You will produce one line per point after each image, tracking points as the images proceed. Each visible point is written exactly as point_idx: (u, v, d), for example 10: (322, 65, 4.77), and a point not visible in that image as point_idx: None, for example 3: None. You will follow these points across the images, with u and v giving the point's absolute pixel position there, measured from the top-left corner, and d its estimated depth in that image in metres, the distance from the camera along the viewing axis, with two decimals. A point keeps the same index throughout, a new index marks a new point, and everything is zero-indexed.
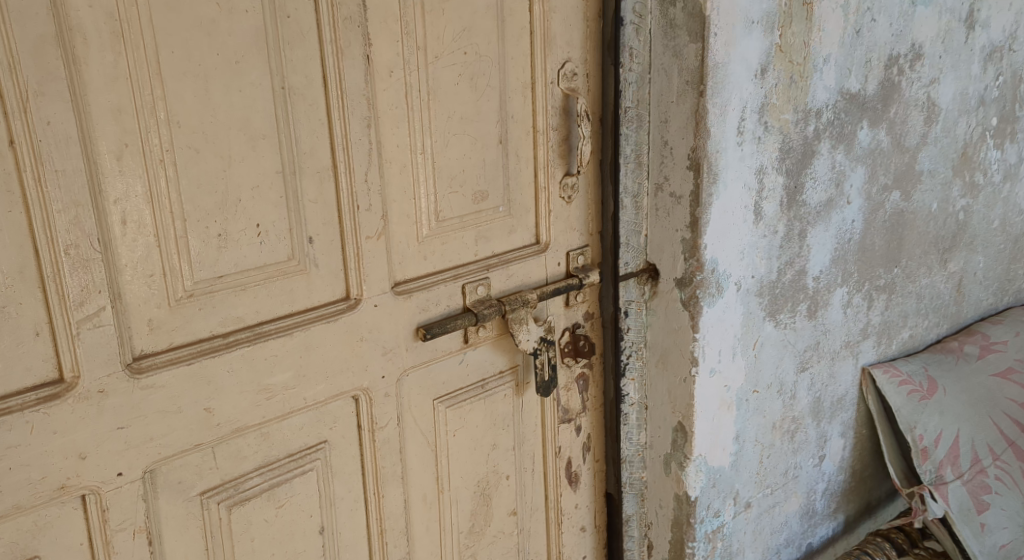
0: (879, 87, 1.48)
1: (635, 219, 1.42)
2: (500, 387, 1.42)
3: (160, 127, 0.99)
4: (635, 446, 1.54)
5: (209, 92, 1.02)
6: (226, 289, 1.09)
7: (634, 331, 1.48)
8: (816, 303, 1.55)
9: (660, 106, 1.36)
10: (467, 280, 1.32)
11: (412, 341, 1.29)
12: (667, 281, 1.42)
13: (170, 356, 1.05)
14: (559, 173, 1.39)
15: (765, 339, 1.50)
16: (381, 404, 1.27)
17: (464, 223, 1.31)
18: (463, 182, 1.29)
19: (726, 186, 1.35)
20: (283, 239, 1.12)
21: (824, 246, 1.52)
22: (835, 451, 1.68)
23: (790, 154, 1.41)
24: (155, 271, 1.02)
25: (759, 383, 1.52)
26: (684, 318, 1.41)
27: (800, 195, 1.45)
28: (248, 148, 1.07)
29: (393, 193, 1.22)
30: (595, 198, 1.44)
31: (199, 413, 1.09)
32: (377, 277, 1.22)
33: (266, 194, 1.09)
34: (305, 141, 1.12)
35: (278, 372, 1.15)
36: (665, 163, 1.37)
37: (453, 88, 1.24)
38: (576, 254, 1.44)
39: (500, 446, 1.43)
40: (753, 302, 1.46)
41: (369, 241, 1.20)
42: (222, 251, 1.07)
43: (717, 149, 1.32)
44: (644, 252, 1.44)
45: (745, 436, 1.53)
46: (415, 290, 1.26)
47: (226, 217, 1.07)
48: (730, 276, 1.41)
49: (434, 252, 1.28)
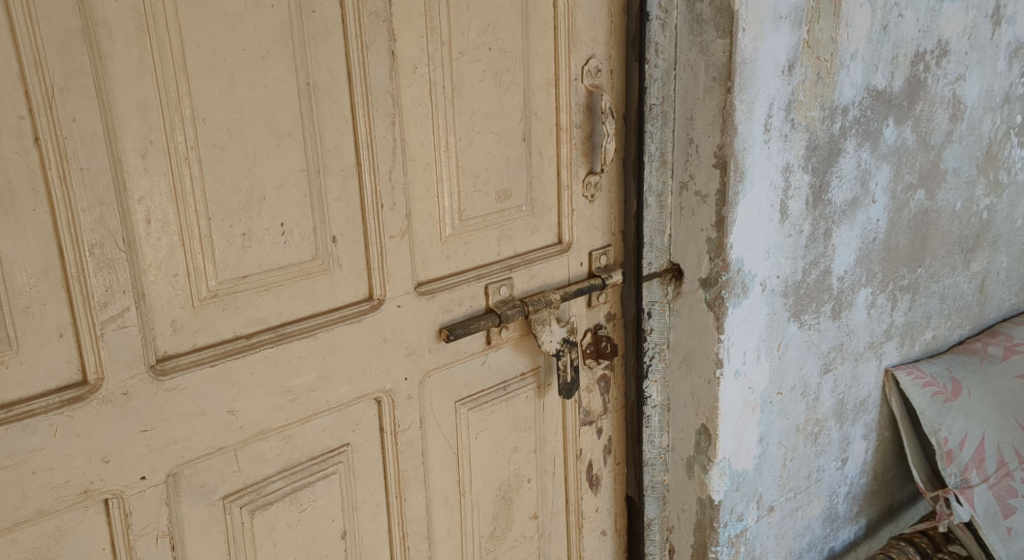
0: (905, 84, 1.47)
1: (659, 218, 1.40)
2: (522, 389, 1.40)
3: (186, 124, 0.97)
4: (657, 448, 1.52)
5: (234, 89, 1.00)
6: (249, 289, 1.07)
7: (656, 332, 1.46)
8: (840, 304, 1.53)
9: (685, 103, 1.34)
10: (490, 280, 1.30)
11: (435, 342, 1.27)
12: (690, 282, 1.40)
13: (194, 357, 1.03)
14: (582, 172, 1.37)
15: (790, 340, 1.48)
16: (403, 406, 1.25)
17: (487, 222, 1.29)
18: (486, 181, 1.27)
19: (752, 185, 1.33)
20: (307, 238, 1.10)
21: (849, 246, 1.50)
22: (858, 454, 1.66)
23: (816, 152, 1.40)
24: (179, 271, 1.00)
25: (783, 385, 1.49)
26: (708, 319, 1.39)
27: (825, 194, 1.43)
28: (273, 146, 1.05)
29: (416, 191, 1.20)
30: (618, 197, 1.42)
31: (222, 415, 1.07)
32: (401, 277, 1.21)
33: (290, 193, 1.08)
34: (330, 138, 1.10)
35: (301, 373, 1.13)
36: (690, 162, 1.35)
37: (477, 84, 1.22)
38: (599, 254, 1.42)
39: (521, 449, 1.41)
40: (778, 303, 1.44)
41: (392, 240, 1.18)
42: (246, 250, 1.05)
43: (744, 146, 1.30)
44: (668, 252, 1.42)
45: (769, 439, 1.50)
46: (437, 290, 1.25)
47: (251, 217, 1.05)
48: (755, 277, 1.39)
49: (457, 251, 1.26)
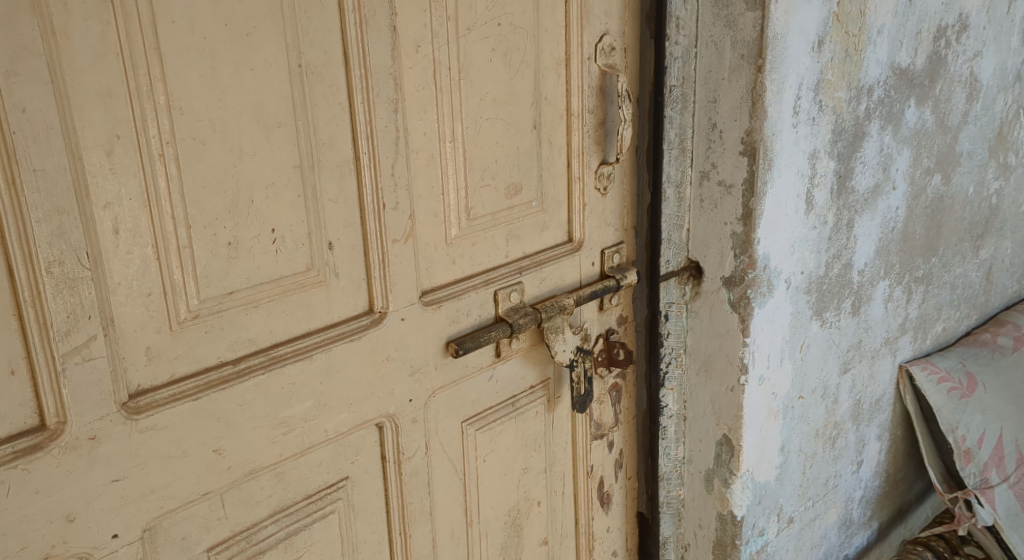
0: (927, 61, 1.39)
1: (677, 211, 1.29)
2: (531, 404, 1.26)
3: (159, 114, 0.81)
4: (672, 461, 1.40)
5: (216, 71, 0.84)
6: (236, 307, 0.91)
7: (673, 337, 1.34)
8: (860, 299, 1.45)
9: (707, 84, 1.22)
10: (499, 285, 1.16)
11: (441, 358, 1.12)
12: (712, 280, 1.29)
13: (174, 391, 0.87)
14: (595, 162, 1.24)
15: (812, 340, 1.38)
16: (408, 431, 1.10)
17: (495, 220, 1.15)
18: (495, 174, 1.13)
19: (781, 173, 1.23)
20: (301, 246, 0.95)
21: (869, 236, 1.42)
22: (872, 455, 1.58)
23: (842, 136, 1.30)
24: (155, 289, 0.84)
25: (805, 388, 1.40)
26: (732, 320, 1.28)
27: (849, 181, 1.34)
28: (262, 139, 0.89)
29: (420, 188, 1.05)
30: (630, 189, 1.29)
31: (207, 455, 0.91)
32: (404, 286, 1.06)
33: (282, 193, 0.92)
34: (325, 129, 0.94)
35: (297, 402, 0.98)
36: (713, 149, 1.24)
37: (486, 65, 1.08)
38: (611, 253, 1.29)
39: (532, 470, 1.28)
40: (802, 300, 1.34)
41: (395, 244, 1.03)
42: (232, 262, 0.89)
43: (774, 132, 1.19)
44: (686, 249, 1.31)
45: (790, 447, 1.41)
46: (444, 299, 1.10)
47: (238, 222, 0.89)
48: (781, 273, 1.29)
49: (463, 255, 1.12)
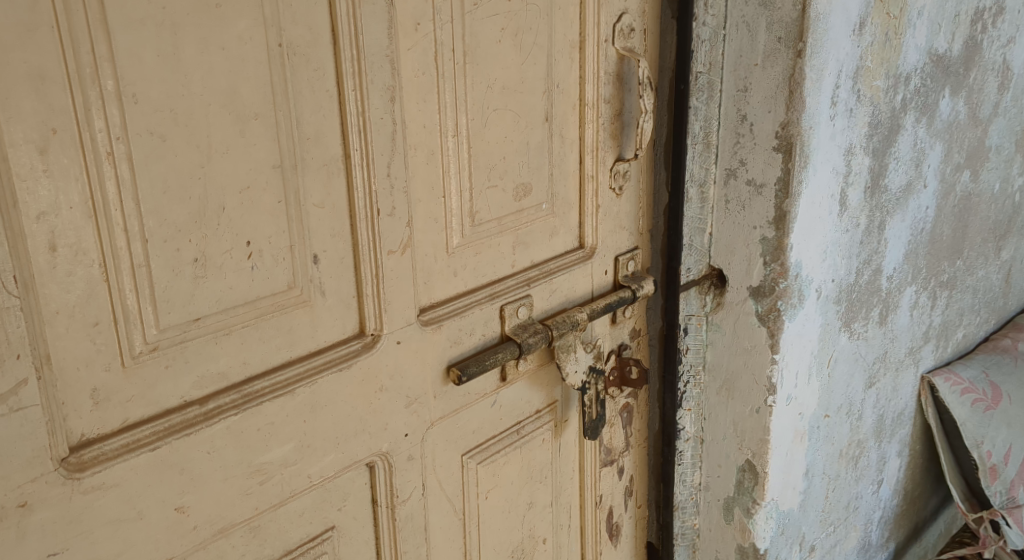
0: (963, 47, 1.27)
1: (699, 213, 1.16)
2: (537, 431, 1.11)
3: (107, 102, 0.65)
4: (689, 489, 1.28)
5: (178, 49, 0.68)
6: (203, 336, 0.74)
7: (692, 352, 1.21)
8: (887, 307, 1.36)
9: (737, 70, 1.09)
10: (505, 300, 1.01)
11: (441, 386, 0.97)
12: (736, 291, 1.17)
13: (127, 440, 0.71)
14: (610, 158, 1.09)
15: (839, 354, 1.28)
16: (403, 471, 0.94)
17: (502, 226, 1.00)
18: (503, 173, 0.98)
19: (816, 171, 1.10)
20: (280, 260, 0.79)
21: (899, 239, 1.32)
22: (892, 473, 1.52)
23: (878, 129, 1.18)
24: (103, 318, 0.68)
25: (830, 406, 1.30)
26: (759, 335, 1.15)
27: (882, 178, 1.23)
28: (235, 133, 0.73)
29: (419, 189, 0.89)
30: (647, 189, 1.16)
31: (167, 515, 0.74)
32: (401, 304, 0.90)
33: (259, 200, 0.76)
34: (310, 121, 0.78)
35: (275, 445, 0.81)
36: (741, 144, 1.11)
37: (494, 47, 0.93)
38: (626, 260, 1.15)
39: (537, 505, 1.13)
40: (831, 311, 1.23)
41: (392, 256, 0.87)
42: (199, 283, 0.73)
43: (812, 124, 1.06)
44: (707, 255, 1.18)
45: (814, 470, 1.30)
46: (444, 318, 0.95)
47: (205, 234, 0.72)
48: (811, 283, 1.17)
49: (466, 266, 0.97)
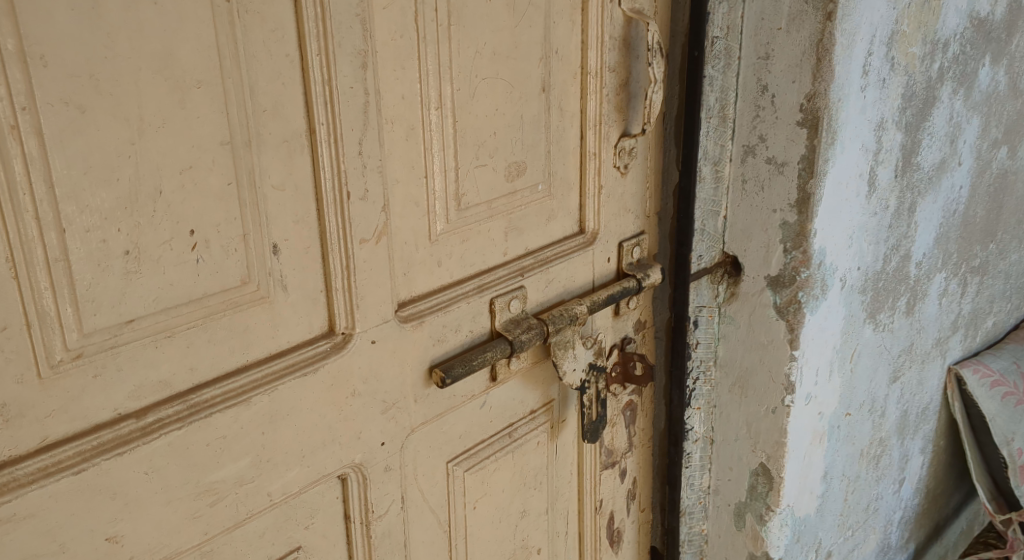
0: (1007, 10, 1.15)
1: (714, 194, 1.04)
2: (532, 434, 1.01)
3: (10, 65, 0.54)
4: (697, 492, 1.19)
5: (99, 3, 0.57)
6: (138, 340, 0.63)
7: (702, 347, 1.11)
8: (915, 296, 1.26)
9: (758, 35, 0.97)
10: (496, 293, 0.91)
11: (423, 388, 0.86)
12: (753, 280, 1.06)
13: (46, 462, 0.60)
14: (614, 134, 0.98)
15: (863, 348, 1.19)
16: (379, 484, 0.84)
17: (493, 210, 0.89)
18: (493, 151, 0.86)
19: (844, 149, 0.99)
20: (232, 252, 0.67)
21: (930, 222, 1.21)
22: (914, 471, 1.44)
23: (912, 101, 1.07)
24: (13, 322, 0.57)
25: (852, 404, 1.21)
26: (777, 329, 1.05)
27: (915, 156, 1.12)
28: (173, 104, 0.61)
29: (396, 168, 0.79)
30: (655, 167, 1.05)
31: (97, 547, 0.63)
32: (376, 299, 0.78)
33: (205, 180, 0.64)
34: (266, 91, 0.67)
35: (228, 462, 0.70)
36: (761, 118, 1.00)
37: (484, 7, 0.81)
38: (631, 246, 1.05)
39: (531, 513, 1.03)
40: (856, 302, 1.13)
41: (364, 246, 0.76)
42: (131, 279, 0.62)
43: (840, 96, 0.94)
44: (721, 241, 1.07)
45: (834, 472, 1.21)
46: (426, 314, 0.84)
47: (138, 222, 0.61)
48: (835, 271, 1.06)
49: (451, 255, 0.86)
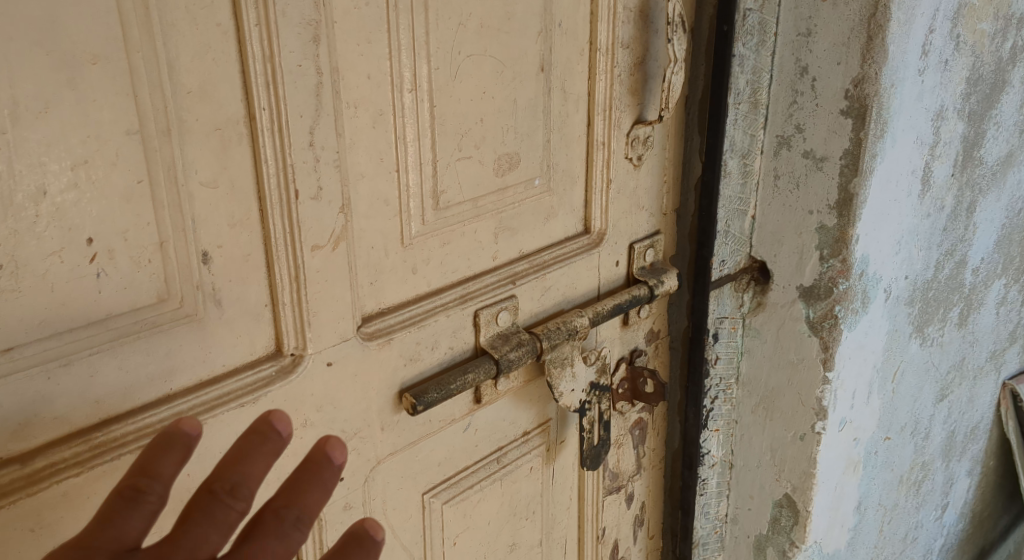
0: None
1: (741, 191, 0.91)
2: (524, 459, 0.89)
3: None
4: (712, 521, 1.07)
5: None
6: (21, 372, 0.51)
7: (723, 362, 0.99)
8: (970, 306, 1.12)
9: (798, 7, 0.83)
10: (482, 304, 0.79)
11: (393, 414, 0.74)
12: (783, 290, 0.93)
13: None
14: (626, 121, 0.86)
15: (908, 365, 1.05)
16: (338, 524, 0.73)
17: (481, 209, 0.77)
18: (480, 141, 0.74)
19: (895, 143, 0.85)
20: (144, 264, 0.55)
21: (992, 224, 1.07)
22: (959, 495, 1.30)
23: (978, 86, 0.92)
24: None
25: (892, 427, 1.07)
26: (809, 347, 0.92)
27: (978, 149, 0.98)
28: (60, 85, 0.49)
29: (361, 161, 0.66)
30: (674, 158, 0.92)
31: None
32: (333, 315, 0.66)
33: (107, 178, 0.52)
34: (189, 68, 0.54)
35: None
36: (799, 105, 0.86)
37: None
38: (643, 249, 0.92)
39: (521, 545, 0.92)
40: (902, 314, 1.00)
41: (316, 254, 0.64)
42: (9, 299, 0.50)
43: (893, 81, 0.80)
44: (747, 244, 0.94)
45: (868, 502, 1.08)
46: (396, 330, 0.72)
47: (17, 229, 0.49)
48: (879, 282, 0.93)
49: (429, 261, 0.74)
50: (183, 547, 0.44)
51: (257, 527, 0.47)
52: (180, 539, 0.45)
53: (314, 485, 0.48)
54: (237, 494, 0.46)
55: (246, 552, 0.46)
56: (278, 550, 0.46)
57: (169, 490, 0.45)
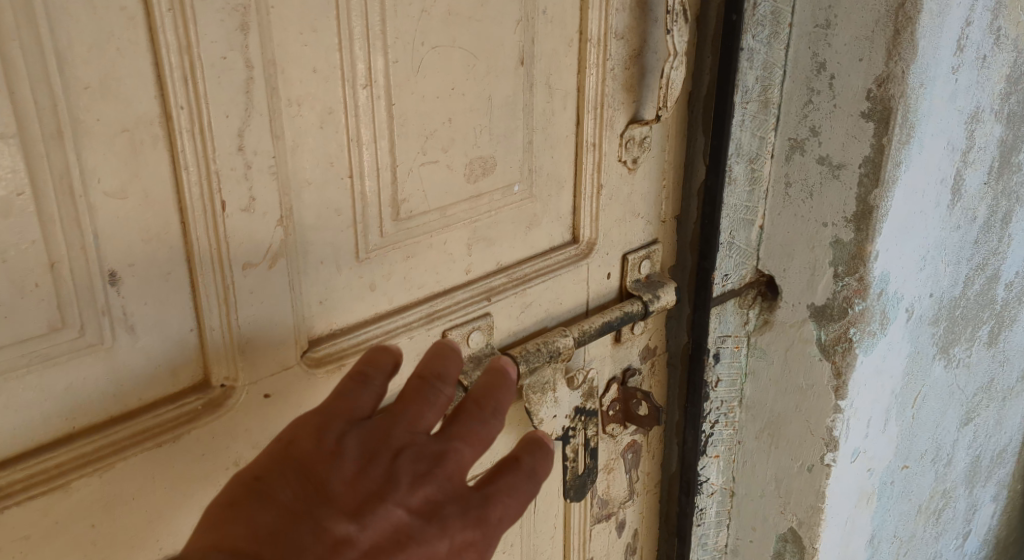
0: None
1: (748, 199, 0.82)
2: None
3: None
4: (710, 552, 0.99)
5: None
6: None
7: (725, 384, 0.90)
8: (1000, 323, 1.03)
9: None
10: (450, 323, 0.71)
11: None
12: (792, 308, 0.84)
13: None
14: (620, 120, 0.77)
15: (930, 389, 0.96)
16: None
17: (451, 219, 0.68)
18: (448, 142, 0.65)
19: (922, 149, 0.75)
20: (33, 287, 0.47)
21: None
22: (982, 522, 1.21)
23: (1019, 85, 0.83)
24: None
25: (911, 455, 0.98)
26: (820, 373, 0.84)
27: (1016, 154, 0.88)
28: None
29: (305, 166, 0.58)
30: (675, 160, 0.83)
31: None
32: (271, 341, 0.58)
33: None
34: (85, 60, 0.46)
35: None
36: (814, 105, 0.77)
37: None
38: (638, 261, 0.84)
39: None
40: (925, 335, 0.90)
41: (248, 273, 0.56)
42: None
43: (922, 81, 0.71)
44: (754, 257, 0.85)
45: (882, 535, 1.00)
46: (349, 355, 0.64)
47: None
48: (901, 301, 0.83)
49: (390, 277, 0.66)
50: (402, 420, 0.46)
51: (461, 413, 0.47)
52: (399, 414, 0.46)
53: (502, 387, 0.48)
54: (443, 382, 0.48)
55: (453, 433, 0.46)
56: (477, 433, 0.46)
57: (384, 385, 0.48)
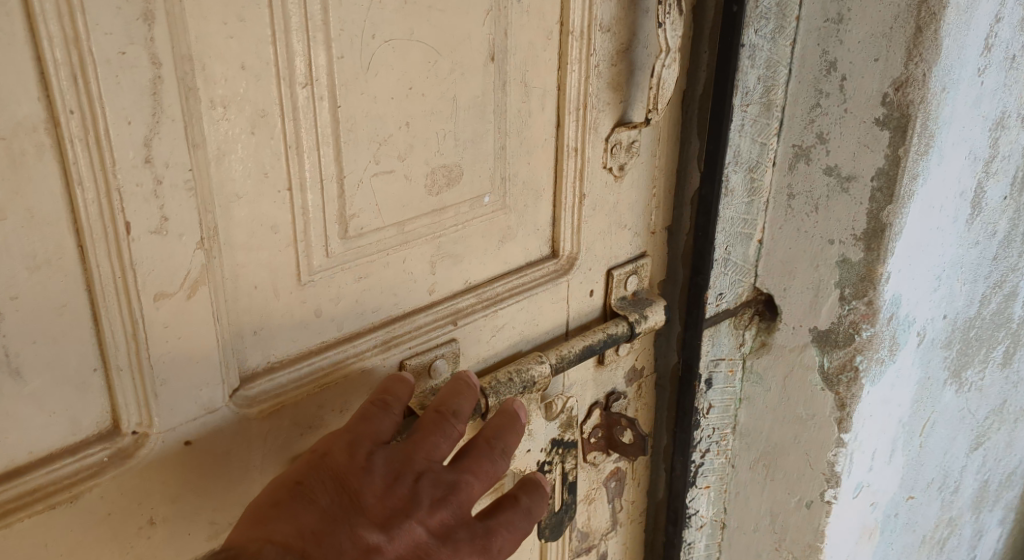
0: None
1: (747, 212, 0.74)
2: None
3: None
4: None
5: None
6: None
7: (717, 411, 0.83)
8: (1016, 342, 0.95)
9: None
10: (409, 351, 0.63)
11: None
12: (792, 331, 0.77)
13: None
14: (606, 123, 0.69)
15: (940, 416, 0.88)
16: None
17: (410, 235, 0.60)
18: (405, 149, 0.57)
19: (942, 160, 0.67)
20: None
21: None
22: (987, 548, 1.14)
23: None
24: None
25: (916, 485, 0.91)
26: (822, 403, 0.76)
27: None
28: None
29: (233, 178, 0.50)
30: (667, 166, 0.75)
31: None
32: (193, 379, 0.51)
33: None
34: None
35: None
36: (823, 108, 0.68)
37: None
38: (623, 277, 0.76)
39: None
40: (936, 359, 0.83)
41: (162, 304, 0.48)
42: None
43: (945, 84, 0.63)
44: (752, 274, 0.77)
45: None
46: (287, 394, 0.56)
47: None
48: (912, 325, 0.76)
49: (340, 302, 0.58)
50: (421, 447, 0.50)
51: (470, 447, 0.52)
52: (416, 443, 0.50)
53: (507, 429, 0.53)
54: (456, 418, 0.52)
55: (465, 467, 0.50)
56: (487, 466, 0.51)
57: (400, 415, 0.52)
